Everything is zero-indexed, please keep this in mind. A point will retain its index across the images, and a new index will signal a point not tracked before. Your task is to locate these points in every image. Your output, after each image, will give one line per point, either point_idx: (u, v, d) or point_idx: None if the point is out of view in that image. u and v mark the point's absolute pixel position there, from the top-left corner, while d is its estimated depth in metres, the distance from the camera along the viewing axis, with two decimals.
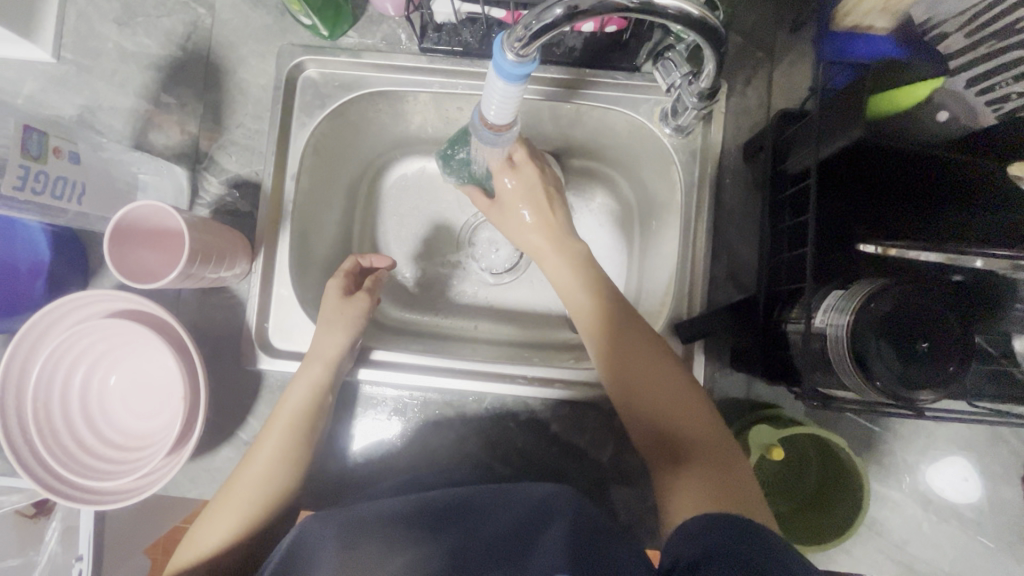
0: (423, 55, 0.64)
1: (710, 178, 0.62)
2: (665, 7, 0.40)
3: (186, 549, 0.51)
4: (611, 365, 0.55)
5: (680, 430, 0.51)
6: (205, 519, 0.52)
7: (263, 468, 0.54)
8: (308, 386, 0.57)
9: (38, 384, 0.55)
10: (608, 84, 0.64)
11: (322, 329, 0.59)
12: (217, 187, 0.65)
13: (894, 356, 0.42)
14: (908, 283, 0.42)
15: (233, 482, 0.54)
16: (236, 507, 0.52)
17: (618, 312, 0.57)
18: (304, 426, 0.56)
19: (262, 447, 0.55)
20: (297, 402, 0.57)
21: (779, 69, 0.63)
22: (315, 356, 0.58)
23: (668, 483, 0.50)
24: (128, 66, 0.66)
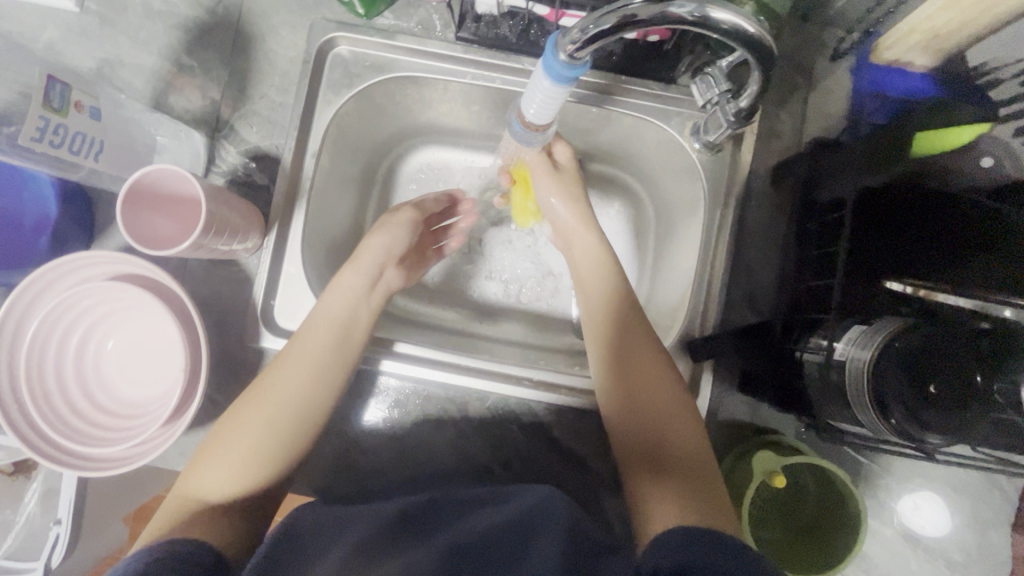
0: (458, 43, 0.63)
1: (735, 199, 0.62)
2: (719, 22, 0.37)
3: (213, 463, 0.49)
4: (613, 368, 0.56)
5: (669, 441, 0.51)
6: (235, 422, 0.51)
7: (297, 378, 0.53)
8: (346, 302, 0.58)
9: (32, 343, 0.53)
10: (642, 93, 0.63)
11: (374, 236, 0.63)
12: (235, 157, 0.63)
13: (910, 395, 0.41)
14: (935, 327, 0.42)
15: (267, 378, 0.53)
16: (266, 417, 0.51)
17: (626, 320, 0.58)
18: (346, 334, 0.56)
19: (292, 356, 0.54)
20: (343, 307, 0.57)
21: (814, 96, 0.62)
22: (365, 258, 0.61)
23: (650, 493, 0.49)
24: (153, 24, 0.64)
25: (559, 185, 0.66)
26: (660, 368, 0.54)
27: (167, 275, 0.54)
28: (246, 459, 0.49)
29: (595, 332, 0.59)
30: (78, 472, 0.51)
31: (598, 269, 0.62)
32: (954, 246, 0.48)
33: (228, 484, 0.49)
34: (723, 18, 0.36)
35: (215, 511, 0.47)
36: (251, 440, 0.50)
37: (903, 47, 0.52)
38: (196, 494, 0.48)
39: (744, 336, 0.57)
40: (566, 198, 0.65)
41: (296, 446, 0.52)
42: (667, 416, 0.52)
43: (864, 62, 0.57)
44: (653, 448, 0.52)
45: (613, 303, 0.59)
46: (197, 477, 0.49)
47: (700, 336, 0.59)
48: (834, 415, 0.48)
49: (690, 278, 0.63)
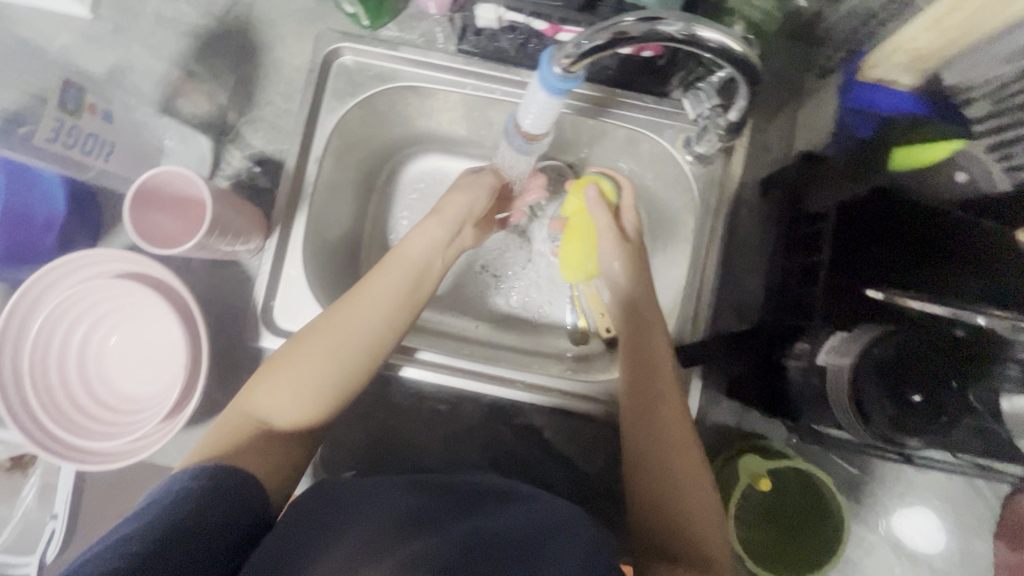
0: (460, 56, 0.66)
1: (725, 209, 0.63)
2: (705, 39, 0.38)
3: (280, 383, 0.50)
4: (634, 412, 0.54)
5: (681, 503, 0.49)
6: (308, 348, 0.52)
7: (374, 310, 0.54)
8: (427, 245, 0.60)
9: (37, 337, 0.55)
10: (636, 106, 0.65)
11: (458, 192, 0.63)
12: (240, 160, 0.65)
13: (890, 401, 0.43)
14: (910, 332, 0.44)
15: (342, 310, 0.54)
16: (341, 344, 0.52)
17: (657, 367, 0.55)
18: (418, 278, 0.58)
19: (371, 288, 0.55)
20: (422, 251, 0.59)
21: (803, 111, 0.64)
22: (444, 215, 0.62)
23: (651, 551, 0.47)
24: (164, 31, 0.66)
25: (625, 256, 0.62)
26: (676, 420, 0.53)
27: (169, 274, 0.56)
28: (316, 382, 0.50)
29: (627, 377, 0.56)
30: (76, 467, 0.52)
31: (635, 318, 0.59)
32: (925, 261, 0.51)
33: (296, 413, 0.50)
34: (709, 36, 0.38)
35: (277, 439, 0.49)
36: (323, 370, 0.51)
37: (888, 65, 0.54)
38: (263, 415, 0.49)
39: (730, 342, 0.58)
40: (628, 270, 0.61)
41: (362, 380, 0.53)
42: (679, 468, 0.50)
43: (851, 80, 0.57)
44: (662, 501, 0.49)
45: (650, 349, 0.57)
46: (264, 397, 0.50)
47: (690, 342, 0.60)
48: (819, 421, 0.49)
49: (682, 285, 0.65)
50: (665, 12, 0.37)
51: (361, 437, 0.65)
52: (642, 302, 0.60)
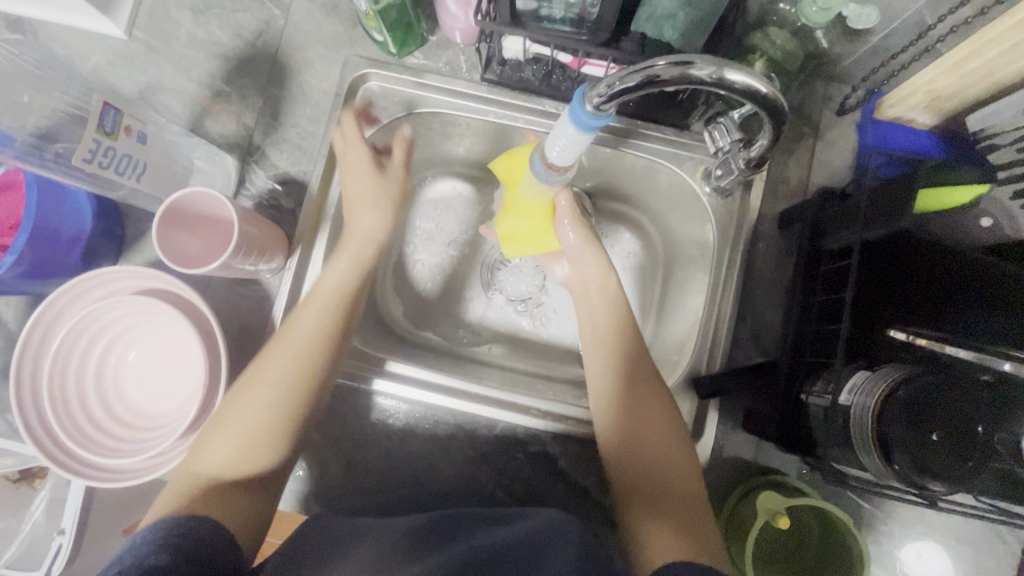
0: (483, 84, 0.67)
1: (743, 242, 0.64)
2: (733, 82, 0.39)
3: (217, 436, 0.51)
4: (620, 406, 0.57)
5: (666, 476, 0.53)
6: (235, 403, 0.52)
7: (300, 341, 0.55)
8: (347, 270, 0.59)
9: (57, 353, 0.55)
10: (656, 138, 0.66)
11: (361, 209, 0.62)
12: (264, 181, 0.66)
13: (914, 443, 0.43)
14: (935, 377, 0.43)
15: (263, 365, 0.54)
16: (271, 382, 0.53)
17: (636, 363, 0.59)
18: (339, 315, 0.57)
19: (298, 318, 0.56)
20: (335, 283, 0.58)
21: (821, 147, 0.65)
22: (361, 244, 0.61)
23: (643, 520, 0.52)
24: (195, 53, 0.68)
25: (581, 228, 0.64)
26: (664, 410, 0.56)
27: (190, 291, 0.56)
28: (249, 426, 0.51)
29: (609, 379, 0.58)
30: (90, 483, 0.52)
31: (614, 305, 0.63)
32: (953, 303, 0.50)
33: (224, 469, 0.49)
34: (737, 79, 0.39)
35: (218, 490, 0.48)
36: (250, 423, 0.51)
37: (905, 105, 0.57)
38: (197, 471, 0.49)
39: (750, 375, 0.58)
40: (587, 244, 0.65)
41: (295, 427, 0.53)
42: (664, 452, 0.54)
43: (867, 117, 0.61)
44: (650, 482, 0.54)
45: (630, 347, 0.60)
46: (204, 451, 0.50)
47: (708, 373, 0.60)
48: (840, 461, 0.49)
49: (698, 315, 0.65)
50: (693, 57, 0.38)
51: (373, 460, 0.64)
52: (612, 285, 0.64)
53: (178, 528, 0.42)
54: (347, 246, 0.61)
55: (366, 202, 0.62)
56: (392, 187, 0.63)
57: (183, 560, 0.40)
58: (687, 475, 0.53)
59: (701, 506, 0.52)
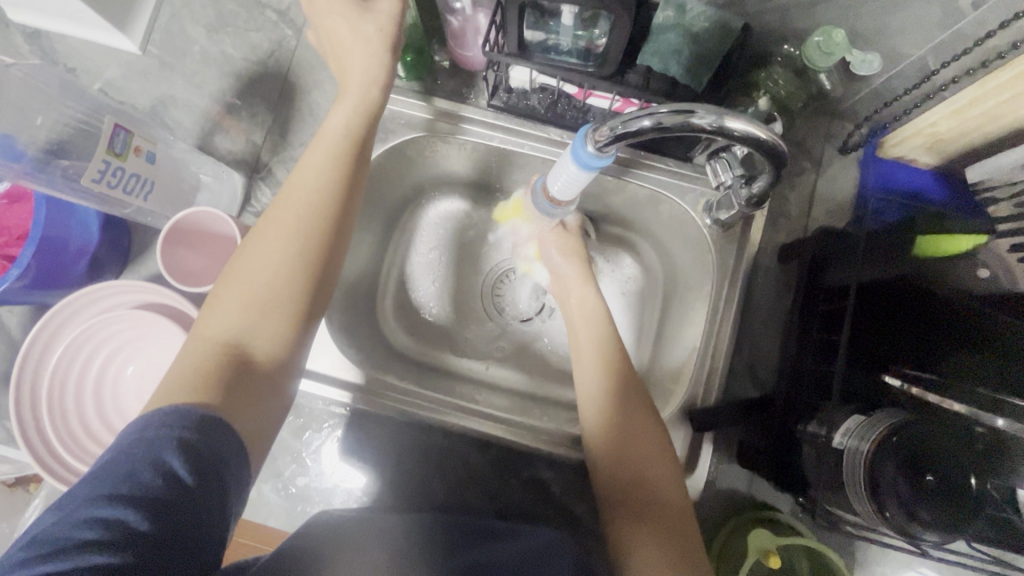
0: (490, 110, 0.67)
1: (742, 275, 0.64)
2: (733, 130, 0.39)
3: (221, 306, 0.45)
4: (608, 423, 0.57)
5: (654, 495, 0.53)
6: (240, 268, 0.46)
7: (304, 202, 0.49)
8: (351, 109, 0.52)
9: (57, 366, 0.56)
10: (659, 169, 0.67)
11: (353, 50, 0.52)
12: (270, 198, 0.66)
13: (908, 488, 0.42)
14: (931, 424, 0.43)
15: (264, 231, 0.48)
16: (277, 248, 0.47)
17: (622, 381, 0.58)
18: (353, 143, 0.52)
19: (301, 175, 0.50)
20: (340, 125, 0.52)
21: (823, 183, 0.65)
22: (360, 83, 0.53)
23: (630, 540, 0.52)
24: (208, 70, 0.69)
25: (565, 241, 0.68)
26: (649, 427, 0.56)
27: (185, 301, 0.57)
28: (256, 294, 0.45)
29: (596, 392, 0.58)
30: None
31: (594, 318, 0.63)
32: (941, 340, 0.50)
33: (231, 337, 0.44)
34: (736, 126, 0.39)
35: (229, 362, 0.43)
36: (256, 287, 0.46)
37: (906, 146, 0.58)
38: (206, 338, 0.44)
39: (744, 410, 0.59)
40: (570, 258, 0.67)
41: (310, 290, 0.48)
42: (650, 468, 0.54)
43: (869, 155, 0.63)
44: (635, 497, 0.54)
45: (615, 360, 0.60)
46: (210, 321, 0.45)
47: (704, 406, 0.60)
48: (832, 505, 0.49)
49: (696, 346, 0.65)
50: (696, 105, 0.38)
51: (365, 479, 0.64)
52: (591, 297, 0.64)
53: (192, 421, 0.38)
54: (345, 87, 0.53)
55: (358, 48, 0.52)
56: (387, 38, 0.53)
57: (200, 467, 0.36)
58: (672, 491, 0.53)
59: (688, 525, 0.52)
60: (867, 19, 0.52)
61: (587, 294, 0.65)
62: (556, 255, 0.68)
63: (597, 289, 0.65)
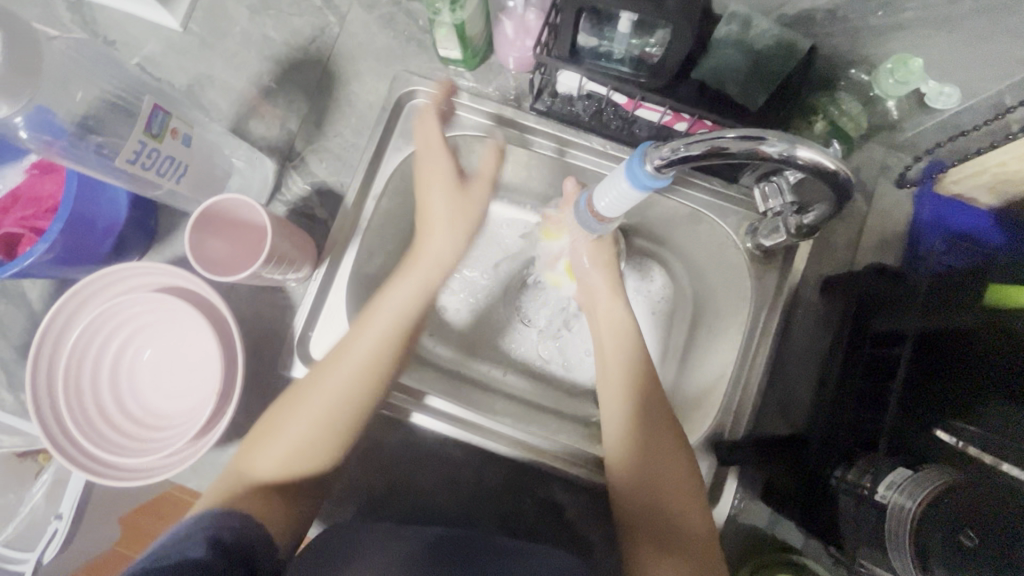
0: (532, 114, 0.65)
1: (781, 306, 0.62)
2: (800, 159, 0.36)
3: (268, 446, 0.50)
4: (633, 447, 0.55)
5: (677, 527, 0.52)
6: (304, 395, 0.52)
7: (369, 349, 0.53)
8: (415, 290, 0.58)
9: (76, 342, 0.55)
10: (703, 187, 0.65)
11: (438, 228, 0.61)
12: (301, 187, 0.65)
13: (948, 555, 0.40)
14: (972, 481, 0.41)
15: (316, 385, 0.52)
16: (316, 415, 0.51)
17: (651, 400, 0.57)
18: (404, 332, 0.56)
19: (354, 347, 0.53)
20: (369, 340, 0.54)
21: (872, 217, 0.63)
22: (419, 281, 0.59)
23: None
24: (247, 52, 0.67)
25: (598, 252, 0.63)
26: (676, 450, 0.54)
27: (205, 284, 0.56)
28: (304, 451, 0.50)
29: (623, 410, 0.57)
30: (97, 480, 0.52)
31: (622, 336, 0.61)
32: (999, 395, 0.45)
33: (283, 464, 0.49)
34: (804, 154, 0.36)
35: (260, 493, 0.48)
36: (304, 435, 0.50)
37: (967, 183, 0.55)
38: (253, 480, 0.49)
39: (773, 448, 0.57)
40: (602, 268, 0.63)
41: (348, 443, 0.52)
42: (675, 490, 0.53)
43: (926, 193, 0.60)
44: (658, 525, 0.52)
45: (644, 378, 0.58)
46: (263, 450, 0.50)
47: (730, 439, 0.58)
48: (868, 560, 0.46)
49: (725, 375, 0.63)
50: (765, 132, 0.35)
51: (374, 482, 0.63)
52: (619, 316, 0.62)
53: (213, 521, 0.42)
54: (415, 267, 0.60)
55: (440, 224, 0.62)
56: (470, 205, 0.63)
57: (232, 557, 0.41)
58: (694, 516, 0.52)
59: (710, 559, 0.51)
60: (945, 48, 0.49)
61: (615, 313, 0.62)
62: (586, 263, 0.64)
63: (626, 304, 0.63)
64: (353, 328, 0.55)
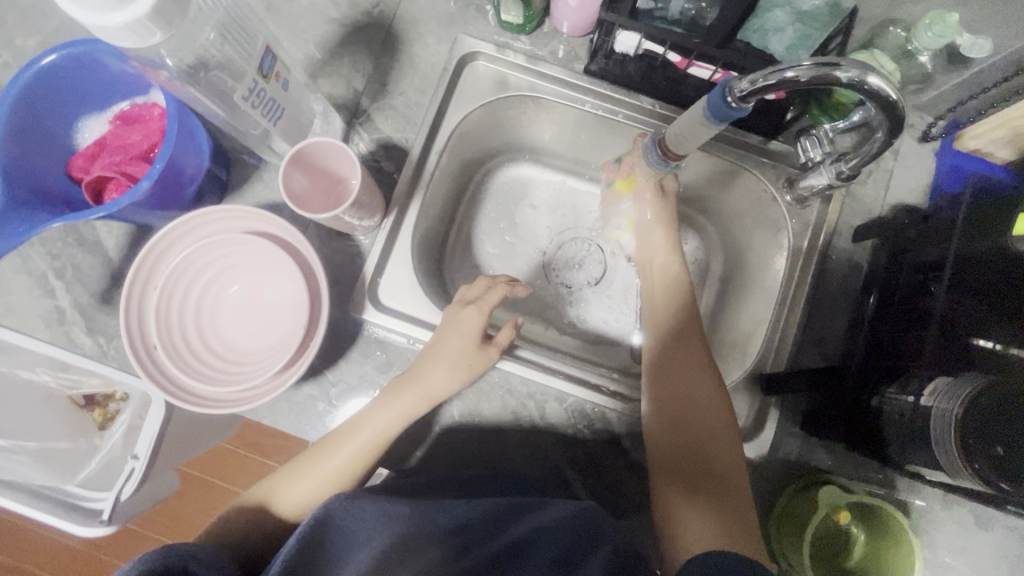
0: (585, 75, 0.70)
1: (817, 252, 0.67)
2: (867, 84, 0.41)
3: (284, 478, 0.53)
4: (668, 377, 0.59)
5: (714, 460, 0.53)
6: (317, 452, 0.55)
7: (349, 456, 0.55)
8: (423, 397, 0.58)
9: (171, 274, 0.58)
10: (739, 143, 0.69)
11: (438, 362, 0.59)
12: (367, 143, 0.69)
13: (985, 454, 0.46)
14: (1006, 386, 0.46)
15: (339, 431, 0.57)
16: (315, 474, 0.53)
17: (695, 348, 0.60)
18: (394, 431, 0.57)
19: (368, 422, 0.56)
20: (382, 426, 0.56)
21: (899, 170, 0.68)
22: (426, 393, 0.58)
23: (680, 503, 0.52)
24: (313, 16, 0.71)
25: (661, 208, 0.69)
26: (713, 401, 0.56)
27: (292, 230, 0.60)
28: (304, 496, 0.53)
29: (657, 394, 0.59)
30: (190, 407, 0.54)
31: (672, 285, 0.66)
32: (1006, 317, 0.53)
33: (273, 492, 0.52)
34: (872, 81, 0.41)
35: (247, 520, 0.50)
36: (297, 483, 0.53)
37: (986, 138, 0.61)
38: (261, 495, 0.52)
39: (816, 377, 0.60)
40: (662, 223, 0.68)
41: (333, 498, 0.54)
42: (717, 440, 0.54)
43: (947, 146, 0.66)
44: (695, 452, 0.54)
45: (691, 338, 0.61)
46: (276, 484, 0.53)
47: (771, 372, 0.63)
48: (914, 459, 0.52)
49: (764, 316, 0.68)
50: (840, 59, 0.41)
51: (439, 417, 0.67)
52: (675, 268, 0.67)
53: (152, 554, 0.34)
54: (432, 354, 0.59)
55: (444, 358, 0.59)
56: (476, 367, 0.60)
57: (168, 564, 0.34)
58: (737, 465, 0.54)
59: (740, 500, 0.51)
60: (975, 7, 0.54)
61: (670, 262, 0.68)
62: (648, 216, 0.69)
63: (682, 261, 0.68)
64: (408, 372, 0.60)
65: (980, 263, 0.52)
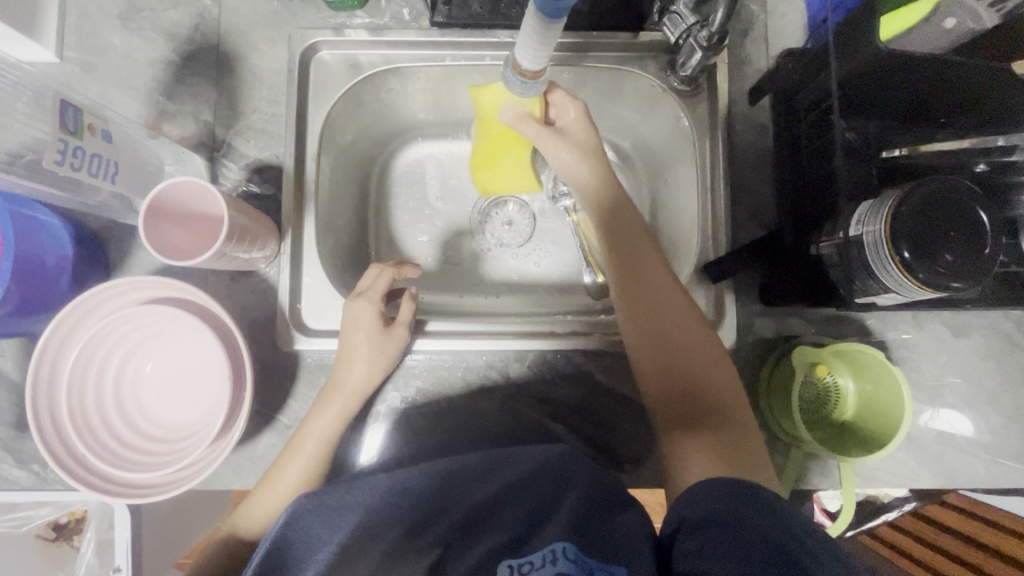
0: (434, 29, 0.66)
1: (721, 126, 0.65)
2: None
3: (250, 505, 0.56)
4: (643, 312, 0.56)
5: (704, 387, 0.52)
6: (273, 474, 0.56)
7: (296, 468, 0.56)
8: (353, 389, 0.58)
9: (74, 372, 0.53)
10: (609, 45, 0.67)
11: (354, 361, 0.58)
12: (238, 172, 0.64)
13: (917, 260, 0.44)
14: (930, 193, 0.45)
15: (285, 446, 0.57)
16: (273, 493, 0.55)
17: (661, 278, 0.57)
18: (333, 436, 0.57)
19: (308, 431, 0.57)
20: (322, 432, 0.57)
21: (772, 20, 0.66)
22: (348, 391, 0.58)
23: (680, 440, 0.51)
24: (135, 62, 0.66)
25: (575, 148, 0.63)
26: (696, 327, 0.55)
27: (203, 297, 0.54)
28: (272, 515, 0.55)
29: (634, 333, 0.56)
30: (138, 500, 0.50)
31: (619, 216, 0.62)
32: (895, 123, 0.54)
33: (238, 526, 0.55)
34: None
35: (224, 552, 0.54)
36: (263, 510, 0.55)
37: None
38: (234, 529, 0.55)
39: (755, 250, 0.59)
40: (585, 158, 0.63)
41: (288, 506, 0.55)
42: (703, 363, 0.53)
43: None
44: (688, 384, 0.53)
45: (653, 274, 0.58)
46: (240, 513, 0.55)
47: (715, 258, 0.62)
48: (867, 291, 0.50)
49: (693, 211, 0.66)
50: None
51: (410, 422, 0.63)
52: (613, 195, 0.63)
53: None
54: (343, 351, 0.59)
55: (359, 351, 0.58)
56: (390, 350, 0.59)
57: None
58: (724, 384, 0.52)
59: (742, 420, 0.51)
60: None
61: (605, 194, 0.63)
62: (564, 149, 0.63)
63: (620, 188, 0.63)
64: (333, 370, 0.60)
65: (866, 76, 0.50)
